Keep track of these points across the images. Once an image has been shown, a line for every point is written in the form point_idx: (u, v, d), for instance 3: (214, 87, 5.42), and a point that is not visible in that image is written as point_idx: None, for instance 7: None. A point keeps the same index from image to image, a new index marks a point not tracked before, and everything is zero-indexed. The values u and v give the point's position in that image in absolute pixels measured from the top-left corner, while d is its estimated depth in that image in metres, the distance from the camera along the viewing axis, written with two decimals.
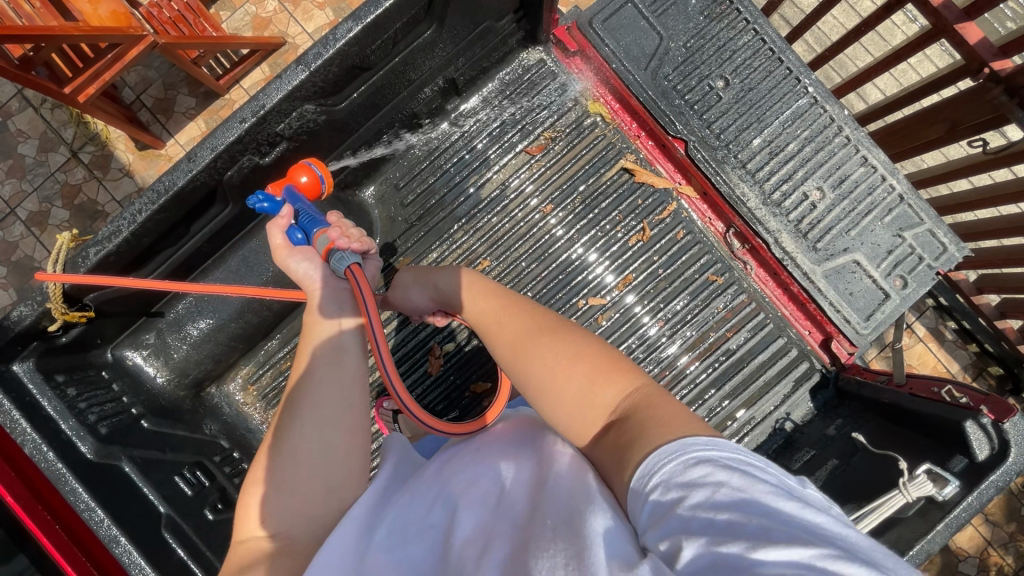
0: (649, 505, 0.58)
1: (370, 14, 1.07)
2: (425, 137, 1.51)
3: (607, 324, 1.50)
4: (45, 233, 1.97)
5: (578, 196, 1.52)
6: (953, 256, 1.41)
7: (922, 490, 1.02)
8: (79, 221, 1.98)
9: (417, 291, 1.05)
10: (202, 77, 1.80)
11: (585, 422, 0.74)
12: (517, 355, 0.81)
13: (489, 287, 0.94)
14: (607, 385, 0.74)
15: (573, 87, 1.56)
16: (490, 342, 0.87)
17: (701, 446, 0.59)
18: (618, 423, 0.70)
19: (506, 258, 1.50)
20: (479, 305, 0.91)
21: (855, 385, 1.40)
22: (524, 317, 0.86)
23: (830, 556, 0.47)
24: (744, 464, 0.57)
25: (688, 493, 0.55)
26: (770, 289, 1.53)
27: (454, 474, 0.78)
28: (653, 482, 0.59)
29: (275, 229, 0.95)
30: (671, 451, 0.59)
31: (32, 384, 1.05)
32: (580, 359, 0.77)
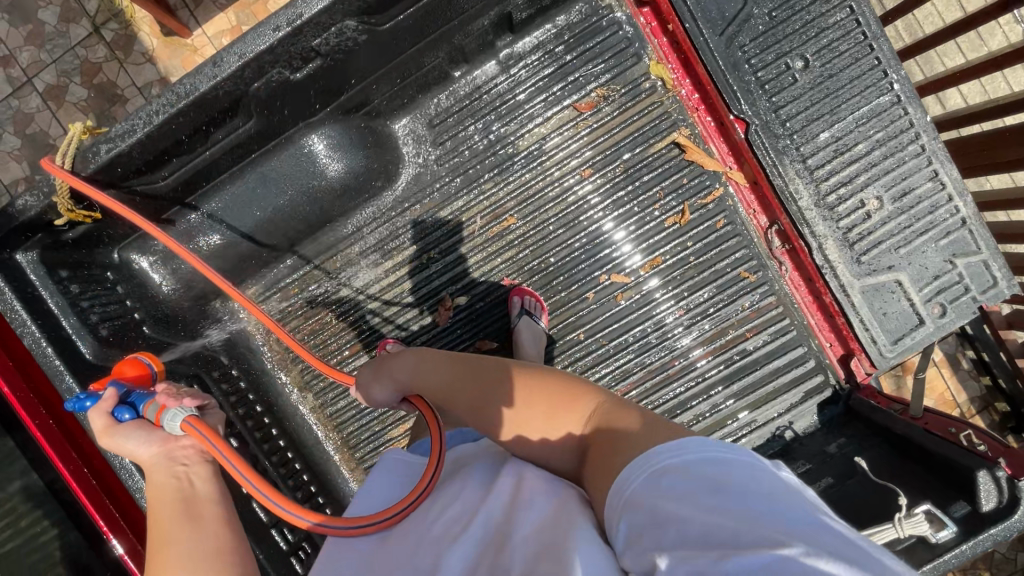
0: (624, 524, 0.54)
1: None
2: (469, 74, 1.39)
3: (625, 303, 1.44)
4: (62, 110, 1.89)
5: (620, 165, 1.42)
6: (1001, 292, 1.33)
7: (916, 529, 1.00)
8: (98, 104, 1.90)
9: (376, 390, 0.98)
10: None
11: (567, 456, 0.72)
12: (479, 417, 0.80)
13: (438, 355, 0.92)
14: (566, 420, 0.72)
15: (639, 42, 1.41)
16: (455, 408, 0.85)
17: (665, 455, 0.55)
18: (594, 439, 0.67)
19: (533, 218, 1.43)
20: (428, 375, 0.90)
21: (867, 408, 1.36)
22: (474, 375, 0.85)
23: (799, 552, 0.43)
24: (711, 464, 0.53)
25: (656, 503, 0.52)
26: (801, 294, 1.46)
27: (421, 510, 0.76)
28: (625, 497, 0.55)
29: (95, 412, 0.87)
30: (640, 466, 0.56)
31: (34, 276, 1.04)
32: (532, 401, 0.75)
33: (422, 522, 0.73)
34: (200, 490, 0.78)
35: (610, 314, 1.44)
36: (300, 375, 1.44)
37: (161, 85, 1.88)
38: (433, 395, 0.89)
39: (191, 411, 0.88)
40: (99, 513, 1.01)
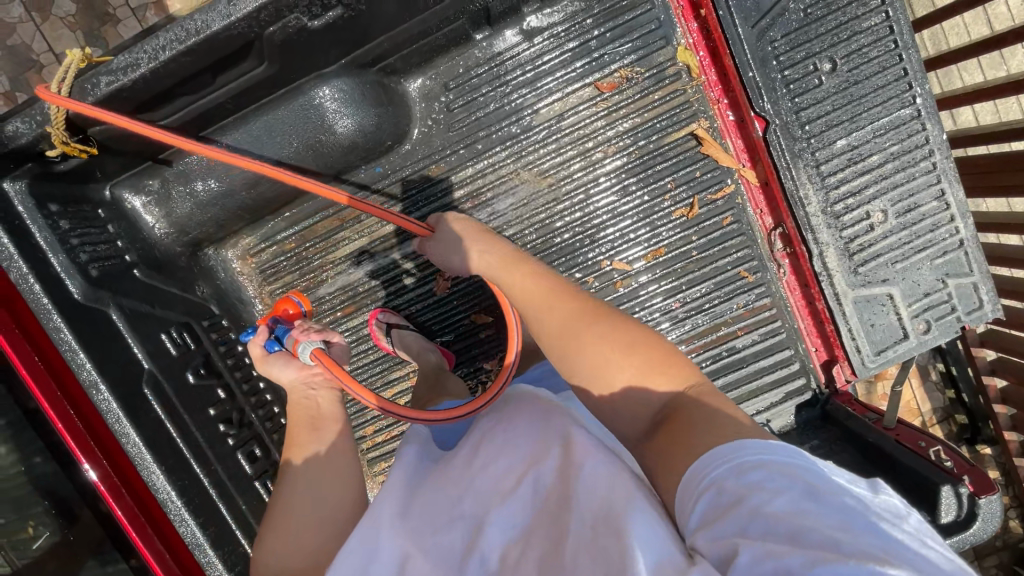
0: (704, 505, 0.55)
1: None
2: (492, 39, 1.33)
3: (623, 291, 1.45)
4: (46, 22, 1.78)
5: (635, 150, 1.40)
6: (984, 315, 1.36)
7: None
8: (87, 19, 1.79)
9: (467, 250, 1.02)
10: None
11: (632, 422, 0.73)
12: (570, 340, 0.78)
13: (542, 271, 0.92)
14: (663, 381, 0.72)
15: (669, 25, 1.36)
16: (539, 323, 0.84)
17: (756, 456, 0.56)
18: (676, 416, 0.68)
19: (541, 197, 1.41)
20: (524, 276, 0.92)
21: (842, 414, 1.41)
22: (574, 299, 0.85)
23: (905, 575, 0.44)
24: (805, 473, 0.54)
25: (746, 494, 0.52)
26: (795, 298, 1.49)
27: (472, 465, 0.78)
28: (707, 481, 0.56)
29: (253, 344, 1.02)
30: (727, 453, 0.57)
31: (22, 208, 1.00)
32: (636, 350, 0.74)
33: (473, 472, 0.77)
34: (325, 410, 0.97)
35: (607, 300, 1.44)
36: None
37: (157, 7, 1.79)
38: (523, 299, 0.89)
39: (319, 342, 0.99)
40: (86, 456, 1.01)
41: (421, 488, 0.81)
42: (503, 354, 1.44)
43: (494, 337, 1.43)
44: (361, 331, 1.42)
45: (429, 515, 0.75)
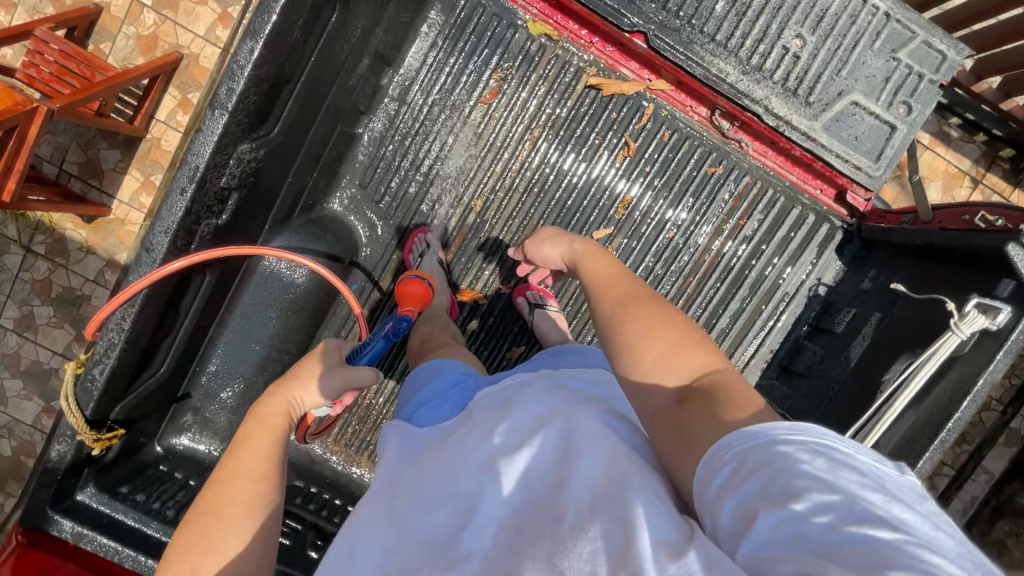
0: (723, 471, 0.49)
1: (266, 23, 0.94)
2: (372, 124, 1.38)
3: (618, 252, 1.45)
4: (40, 335, 2.02)
5: (549, 131, 1.42)
6: (954, 63, 1.28)
7: (975, 325, 1.00)
8: (67, 311, 2.03)
9: (552, 245, 1.00)
10: (112, 125, 1.86)
11: (644, 406, 0.64)
12: (618, 308, 0.74)
13: (607, 258, 0.90)
14: (688, 362, 0.64)
15: (507, 12, 1.38)
16: (594, 292, 0.81)
17: (780, 430, 0.49)
18: (696, 400, 0.60)
19: (500, 219, 1.43)
20: (601, 262, 0.90)
21: (879, 233, 1.36)
22: (638, 284, 0.80)
23: (916, 548, 0.39)
24: (830, 445, 0.47)
25: (766, 463, 0.46)
26: (771, 160, 1.44)
27: (464, 435, 0.70)
28: (727, 451, 0.50)
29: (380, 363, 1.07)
30: (750, 432, 0.50)
31: (103, 505, 1.09)
32: (674, 328, 0.68)
33: (471, 448, 0.67)
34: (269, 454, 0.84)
35: None
36: (371, 460, 1.48)
37: (107, 266, 2.01)
38: (586, 273, 0.87)
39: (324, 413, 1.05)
40: None
41: (405, 464, 0.73)
42: None
43: None
44: None
45: (415, 500, 0.65)
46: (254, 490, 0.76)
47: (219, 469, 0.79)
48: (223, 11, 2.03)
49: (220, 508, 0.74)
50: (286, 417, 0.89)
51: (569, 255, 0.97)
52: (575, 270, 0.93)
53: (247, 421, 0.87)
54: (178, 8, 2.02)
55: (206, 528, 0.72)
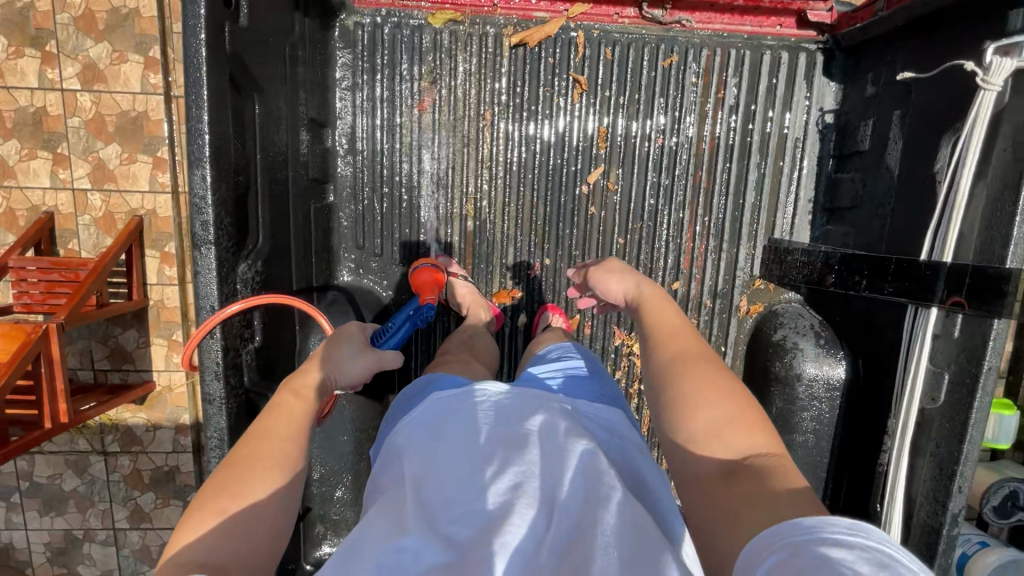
0: (775, 558, 0.54)
1: (203, 145, 0.88)
2: (340, 186, 1.37)
3: (619, 184, 1.42)
4: (156, 520, 2.20)
5: (499, 108, 1.38)
6: None
7: (1006, 72, 0.94)
8: (166, 487, 2.20)
9: (618, 278, 1.16)
10: (116, 309, 1.93)
11: (696, 465, 0.77)
12: (681, 370, 0.89)
13: (673, 314, 1.05)
14: (741, 432, 0.78)
15: (403, 18, 1.32)
16: (659, 350, 0.96)
17: (841, 530, 0.53)
18: (741, 474, 0.72)
19: (496, 211, 1.42)
20: (666, 314, 1.05)
21: (861, 35, 1.28)
22: (701, 347, 0.95)
23: None
24: (887, 555, 0.50)
25: (815, 557, 0.50)
26: (719, 21, 1.35)
27: (488, 447, 0.71)
28: (782, 544, 0.55)
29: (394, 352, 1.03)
30: (810, 528, 0.55)
31: None
32: (732, 399, 0.82)
33: (495, 470, 0.68)
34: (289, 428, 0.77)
35: (620, 203, 1.43)
36: None
37: (179, 433, 2.14)
38: (652, 327, 1.03)
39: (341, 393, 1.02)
40: None
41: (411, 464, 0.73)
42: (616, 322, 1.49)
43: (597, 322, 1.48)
44: None
45: (444, 506, 0.65)
46: (291, 450, 0.74)
47: (254, 426, 0.77)
48: (155, 157, 2.06)
49: (258, 454, 0.72)
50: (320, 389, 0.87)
51: (636, 295, 1.13)
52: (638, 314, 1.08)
53: (283, 387, 0.84)
54: (115, 176, 2.07)
55: (241, 471, 0.69)
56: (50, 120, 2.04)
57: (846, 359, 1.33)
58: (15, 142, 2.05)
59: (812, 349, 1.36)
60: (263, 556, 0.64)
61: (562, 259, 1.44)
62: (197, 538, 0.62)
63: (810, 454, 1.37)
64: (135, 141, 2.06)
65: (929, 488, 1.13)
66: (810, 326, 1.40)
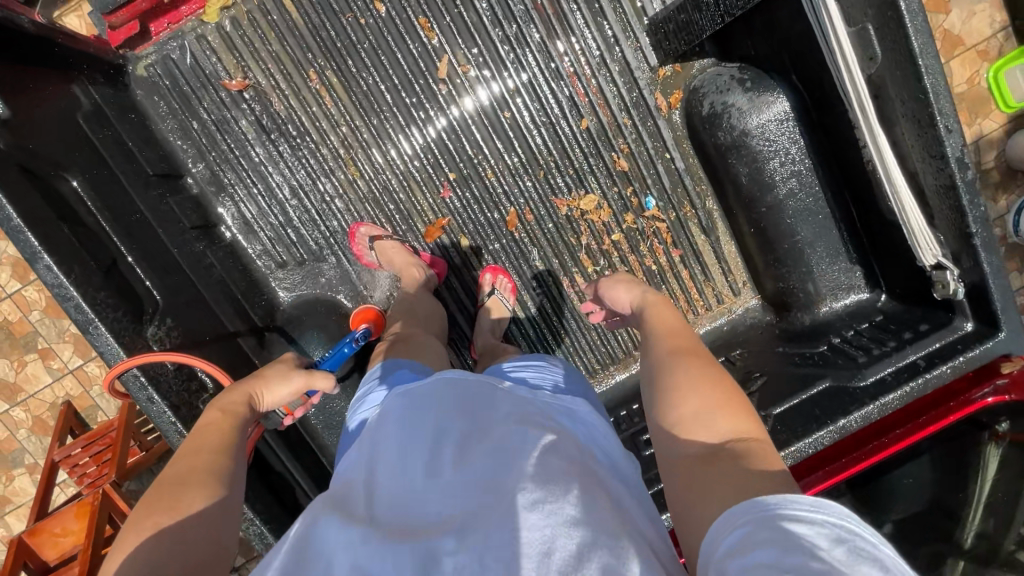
0: (736, 533, 0.52)
1: (29, 237, 0.87)
2: (228, 222, 1.33)
3: (473, 63, 1.32)
4: None
5: (318, 60, 1.30)
6: None
7: None
8: None
9: (627, 290, 1.13)
10: (159, 446, 2.03)
11: (681, 448, 0.72)
12: (672, 363, 0.85)
13: (674, 318, 1.01)
14: (732, 418, 0.72)
15: (182, 34, 1.27)
16: (653, 349, 0.92)
17: (804, 507, 0.51)
18: (721, 457, 0.66)
19: (378, 160, 1.35)
20: (668, 319, 1.01)
21: None
22: (697, 347, 0.90)
23: None
24: (848, 535, 0.48)
25: (774, 538, 0.48)
26: None
27: (451, 450, 0.67)
28: (741, 520, 0.53)
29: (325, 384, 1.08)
30: (773, 504, 0.53)
31: None
32: (723, 389, 0.76)
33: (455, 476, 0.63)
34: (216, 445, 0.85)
35: (485, 80, 1.33)
36: None
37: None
38: (650, 329, 0.99)
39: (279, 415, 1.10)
40: None
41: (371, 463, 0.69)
42: (552, 194, 1.39)
43: (534, 204, 1.39)
44: (528, 335, 1.47)
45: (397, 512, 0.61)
46: (219, 466, 0.82)
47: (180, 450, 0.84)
48: None
49: (187, 476, 0.78)
50: (247, 406, 0.96)
51: (641, 303, 1.09)
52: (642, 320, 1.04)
53: (209, 408, 0.92)
54: None
55: (172, 491, 0.75)
56: (17, 326, 2.15)
57: (783, 87, 1.20)
58: (4, 361, 2.17)
59: (743, 98, 1.23)
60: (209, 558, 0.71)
61: (466, 166, 1.37)
62: (139, 559, 0.67)
63: (802, 200, 1.25)
64: None
65: (922, 149, 0.98)
66: (731, 77, 1.26)
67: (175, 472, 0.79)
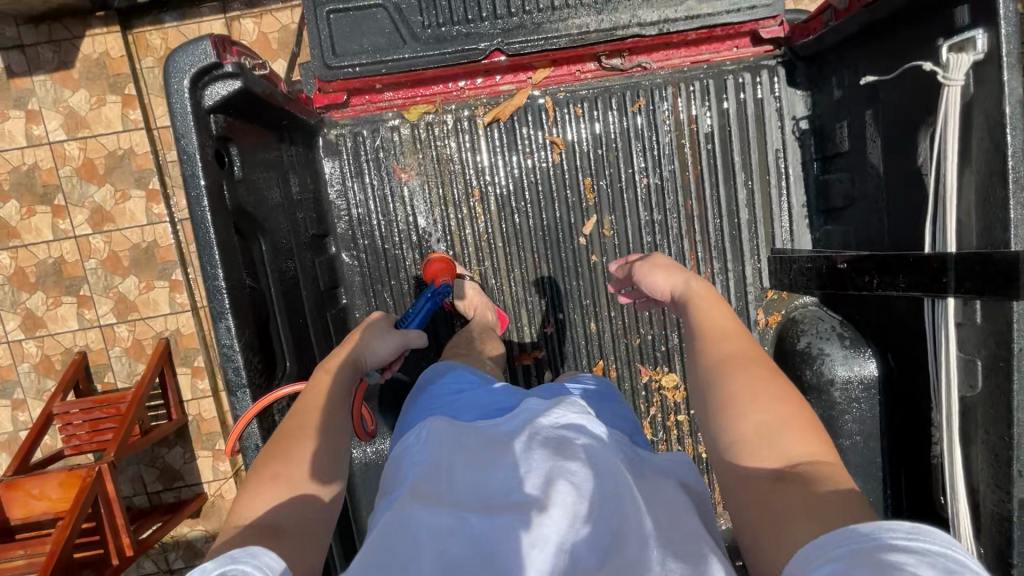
0: (834, 562, 0.51)
1: (223, 299, 0.93)
2: (349, 287, 1.42)
3: (615, 228, 1.45)
4: None
5: (486, 181, 1.43)
6: None
7: (965, 66, 0.98)
8: None
9: (664, 273, 1.07)
10: (160, 432, 2.00)
11: (742, 465, 0.71)
12: (725, 368, 0.82)
13: (720, 307, 0.96)
14: (797, 436, 0.71)
15: (379, 119, 1.41)
16: (704, 344, 0.89)
17: (900, 534, 0.51)
18: (791, 484, 0.66)
19: (501, 276, 1.46)
20: (716, 310, 0.95)
21: (815, 46, 1.32)
22: (750, 343, 0.87)
23: None
24: (950, 559, 0.48)
25: (881, 563, 0.48)
26: (678, 57, 1.41)
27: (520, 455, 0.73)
28: (839, 548, 0.52)
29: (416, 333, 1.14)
30: (869, 534, 0.52)
31: None
32: (784, 402, 0.75)
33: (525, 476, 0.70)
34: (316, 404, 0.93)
35: (619, 246, 1.46)
36: None
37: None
38: (696, 321, 0.95)
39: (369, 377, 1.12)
40: None
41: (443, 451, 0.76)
42: (640, 362, 1.49)
43: (621, 365, 1.49)
44: None
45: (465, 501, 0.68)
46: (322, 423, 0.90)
47: (294, 407, 0.94)
48: (172, 280, 2.17)
49: (298, 430, 0.87)
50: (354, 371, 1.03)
51: (684, 289, 1.03)
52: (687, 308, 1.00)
53: (316, 370, 1.00)
54: (137, 305, 2.18)
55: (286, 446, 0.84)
56: (70, 267, 2.15)
57: (875, 356, 1.34)
58: (40, 294, 2.16)
59: (840, 353, 1.36)
60: (314, 514, 0.78)
61: (573, 311, 1.47)
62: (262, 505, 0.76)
63: (862, 456, 1.35)
64: (151, 269, 2.16)
65: (989, 476, 1.11)
66: (832, 328, 1.40)
67: (287, 426, 0.88)
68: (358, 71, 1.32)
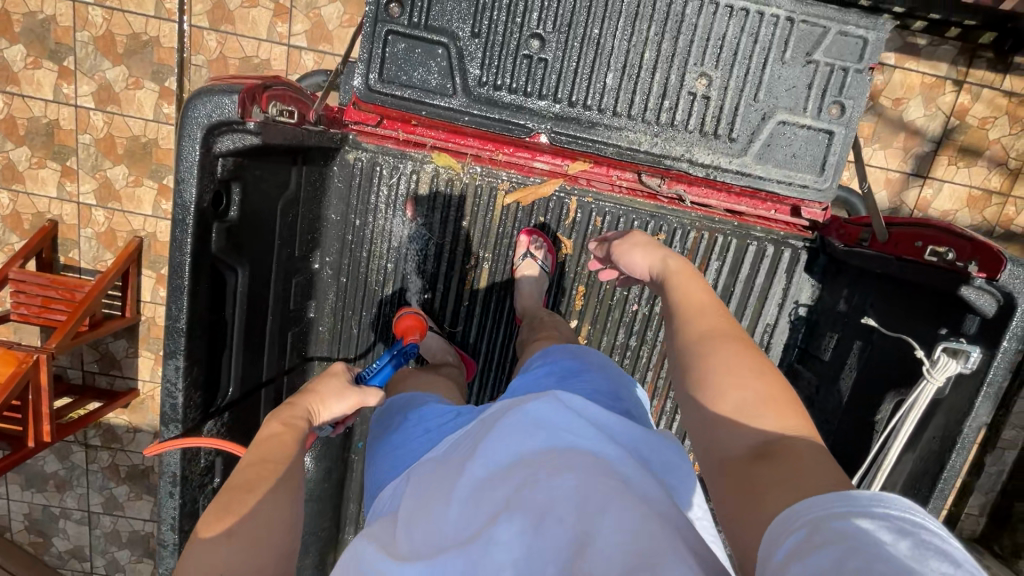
0: (794, 535, 0.49)
1: (180, 341, 0.94)
2: (321, 302, 1.42)
3: (589, 338, 1.48)
4: (127, 509, 2.48)
5: (486, 252, 1.44)
6: (863, 71, 1.22)
7: (948, 371, 0.97)
8: (139, 483, 2.46)
9: (643, 252, 1.07)
10: (107, 330, 2.03)
11: (721, 446, 0.71)
12: (701, 346, 0.81)
13: (699, 285, 0.95)
14: (777, 413, 0.70)
15: (406, 157, 1.37)
16: (682, 323, 0.87)
17: (863, 501, 0.48)
18: (771, 456, 0.64)
19: (469, 341, 1.49)
20: (696, 291, 0.93)
21: (842, 253, 1.30)
22: (727, 318, 0.86)
23: None
24: (916, 526, 0.45)
25: (837, 533, 0.45)
26: (717, 200, 1.37)
27: (479, 463, 0.70)
28: (805, 517, 0.50)
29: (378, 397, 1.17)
30: (831, 500, 0.50)
31: None
32: (759, 379, 0.74)
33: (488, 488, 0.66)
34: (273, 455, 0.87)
35: None
36: None
37: (156, 438, 2.39)
38: (675, 302, 0.93)
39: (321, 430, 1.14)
40: None
41: (420, 487, 0.75)
42: None
43: None
44: None
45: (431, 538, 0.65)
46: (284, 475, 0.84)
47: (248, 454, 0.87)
48: (160, 184, 2.11)
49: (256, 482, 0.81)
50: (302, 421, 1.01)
51: (661, 268, 1.02)
52: (667, 286, 0.98)
53: (271, 419, 0.96)
54: (120, 196, 2.12)
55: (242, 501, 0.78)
56: (62, 133, 2.07)
57: None
58: (26, 149, 2.09)
59: None
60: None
61: None
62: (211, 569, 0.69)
63: None
64: (143, 166, 2.09)
65: None
66: None
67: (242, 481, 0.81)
68: (397, 102, 1.24)
